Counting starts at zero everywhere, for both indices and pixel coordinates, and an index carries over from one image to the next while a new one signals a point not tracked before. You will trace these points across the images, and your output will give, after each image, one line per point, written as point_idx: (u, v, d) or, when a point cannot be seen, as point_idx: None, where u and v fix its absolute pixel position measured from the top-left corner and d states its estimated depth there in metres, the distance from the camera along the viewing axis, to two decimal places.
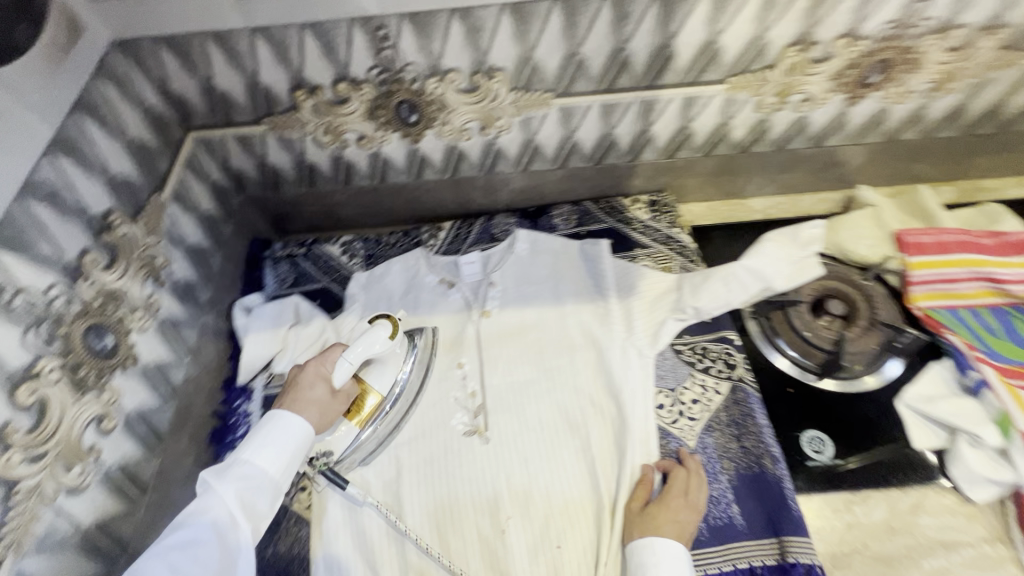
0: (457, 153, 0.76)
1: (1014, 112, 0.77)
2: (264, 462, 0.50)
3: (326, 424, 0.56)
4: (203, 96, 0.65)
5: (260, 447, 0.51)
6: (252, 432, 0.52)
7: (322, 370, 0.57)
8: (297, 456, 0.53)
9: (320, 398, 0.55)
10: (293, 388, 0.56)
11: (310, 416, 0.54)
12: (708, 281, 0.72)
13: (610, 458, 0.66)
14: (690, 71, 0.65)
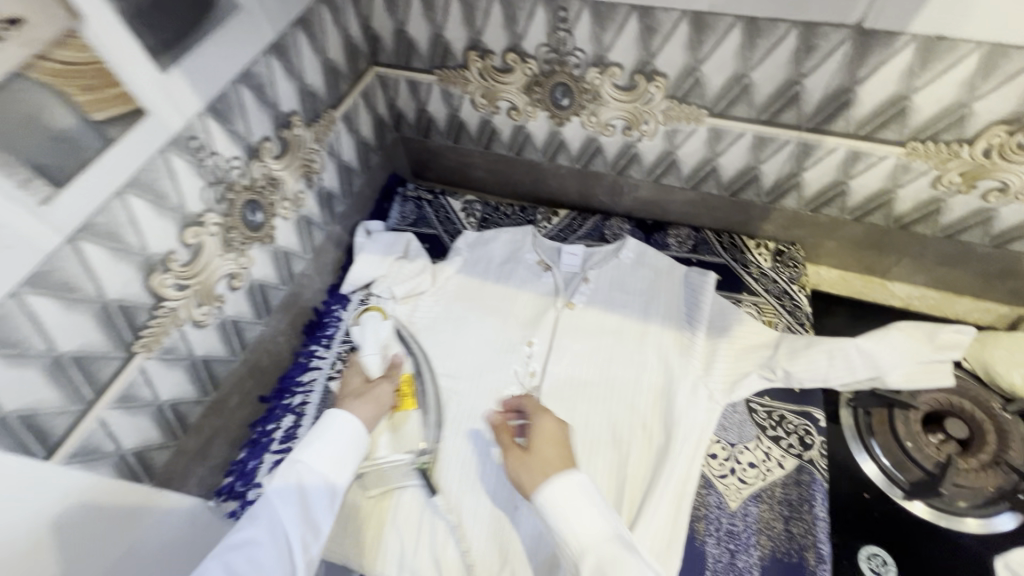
0: (595, 147, 0.77)
1: None
2: (317, 455, 0.56)
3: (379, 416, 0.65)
4: (394, 37, 0.73)
5: (311, 444, 0.57)
6: (302, 440, 0.58)
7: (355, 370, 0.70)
8: (348, 454, 0.58)
9: (359, 385, 0.68)
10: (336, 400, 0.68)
11: (356, 408, 0.63)
12: (810, 349, 0.67)
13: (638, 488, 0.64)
14: (866, 124, 0.60)
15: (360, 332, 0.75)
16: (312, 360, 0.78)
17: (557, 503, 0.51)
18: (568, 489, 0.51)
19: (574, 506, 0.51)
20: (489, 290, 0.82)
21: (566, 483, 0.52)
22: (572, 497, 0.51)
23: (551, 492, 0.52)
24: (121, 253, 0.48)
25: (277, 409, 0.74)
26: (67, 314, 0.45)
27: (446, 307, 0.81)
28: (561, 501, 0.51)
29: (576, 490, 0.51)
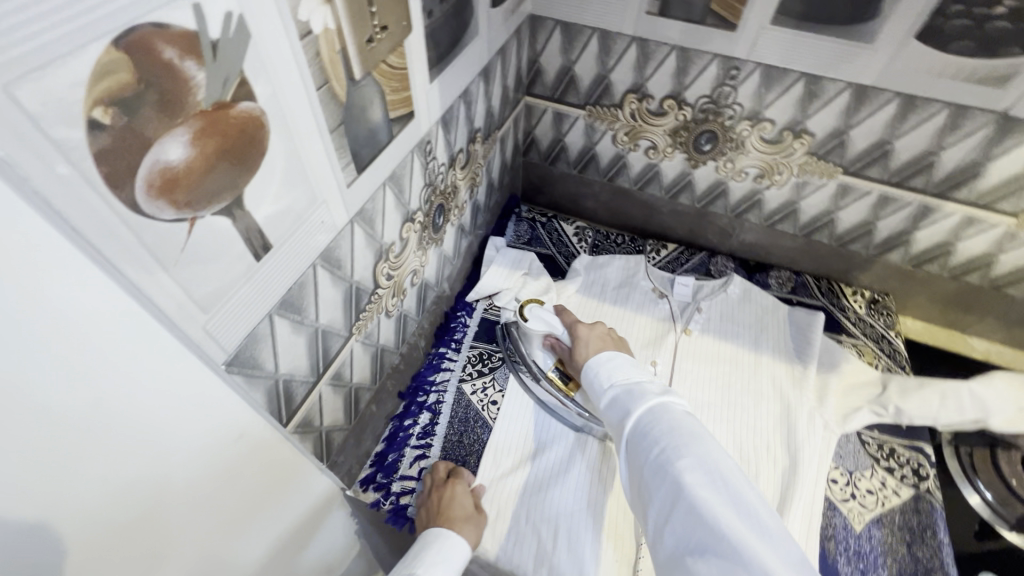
0: (721, 190, 0.85)
1: None
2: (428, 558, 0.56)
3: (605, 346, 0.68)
4: (557, 73, 0.80)
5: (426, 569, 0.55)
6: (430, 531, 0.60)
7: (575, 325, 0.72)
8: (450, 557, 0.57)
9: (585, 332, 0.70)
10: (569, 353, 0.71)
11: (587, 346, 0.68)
12: (921, 389, 0.74)
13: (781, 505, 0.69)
14: (988, 194, 0.69)
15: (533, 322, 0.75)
16: (443, 361, 0.81)
17: (602, 365, 0.62)
18: (650, 403, 0.53)
19: (628, 387, 0.57)
20: (609, 311, 0.87)
21: (614, 357, 0.62)
22: (607, 361, 0.62)
23: (597, 360, 0.63)
24: (370, 239, 0.52)
25: (413, 405, 0.77)
26: (331, 290, 0.49)
27: None
28: (619, 375, 0.60)
29: (628, 366, 0.61)
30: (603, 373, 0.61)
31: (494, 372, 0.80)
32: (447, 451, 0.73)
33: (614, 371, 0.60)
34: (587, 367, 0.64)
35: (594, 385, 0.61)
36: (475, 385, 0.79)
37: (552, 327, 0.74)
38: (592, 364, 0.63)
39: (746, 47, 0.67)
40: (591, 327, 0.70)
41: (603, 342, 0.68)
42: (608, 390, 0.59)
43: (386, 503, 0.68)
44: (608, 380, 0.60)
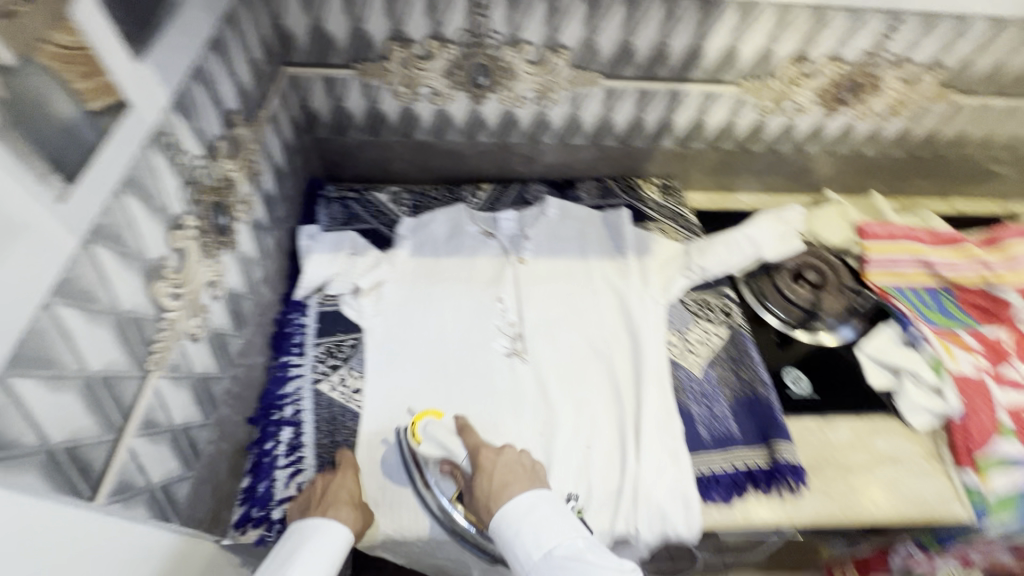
0: (511, 119, 0.88)
1: (944, 141, 0.96)
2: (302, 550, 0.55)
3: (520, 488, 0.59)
4: (310, 35, 0.75)
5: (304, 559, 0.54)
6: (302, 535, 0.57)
7: (477, 448, 0.63)
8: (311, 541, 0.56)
9: (491, 458, 0.62)
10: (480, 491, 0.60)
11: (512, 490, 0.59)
12: (712, 245, 0.87)
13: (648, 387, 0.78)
14: (713, 70, 0.82)
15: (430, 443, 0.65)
16: (290, 370, 0.75)
17: (517, 519, 0.56)
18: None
19: (557, 567, 0.53)
20: (445, 265, 0.87)
21: (538, 504, 0.57)
22: (530, 512, 0.56)
23: (516, 505, 0.57)
24: (126, 258, 0.44)
25: (269, 426, 0.70)
26: (92, 328, 0.41)
27: (410, 288, 0.84)
28: (552, 541, 0.54)
29: (556, 518, 0.56)
30: (526, 536, 0.55)
31: (348, 361, 0.76)
32: (322, 456, 0.68)
33: (539, 530, 0.55)
34: (502, 520, 0.57)
35: (514, 548, 0.55)
36: (333, 380, 0.75)
37: (448, 451, 0.64)
38: (508, 517, 0.57)
39: None
40: (498, 452, 0.63)
41: (510, 470, 0.61)
42: (541, 564, 0.53)
43: (273, 534, 0.63)
44: (539, 546, 0.54)
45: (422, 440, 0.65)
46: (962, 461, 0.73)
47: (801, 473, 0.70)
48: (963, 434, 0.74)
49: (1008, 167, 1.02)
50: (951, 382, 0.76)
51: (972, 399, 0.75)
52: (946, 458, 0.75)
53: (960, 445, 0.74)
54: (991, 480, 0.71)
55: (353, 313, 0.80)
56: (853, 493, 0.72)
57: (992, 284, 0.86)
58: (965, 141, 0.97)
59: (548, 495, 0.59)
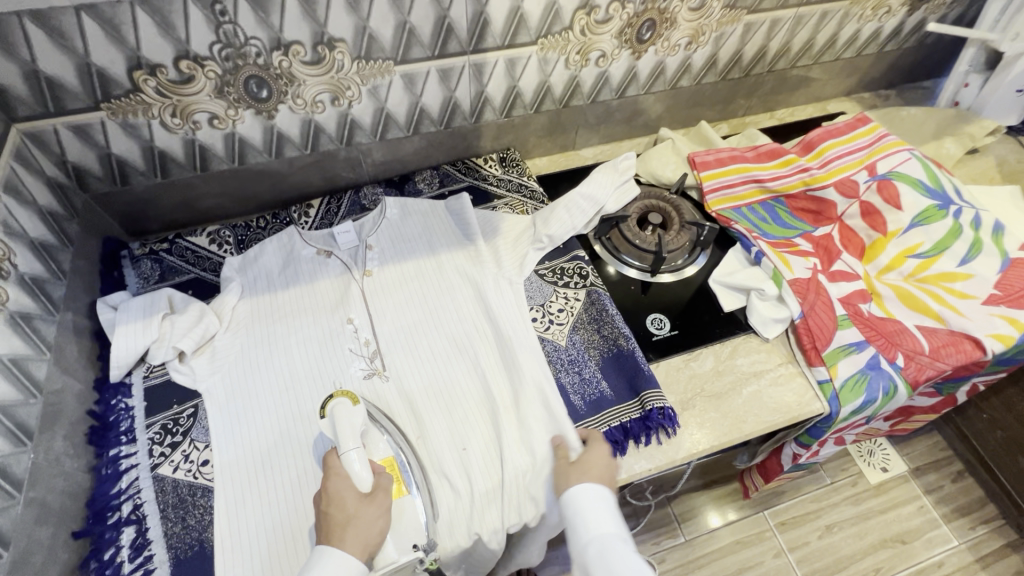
0: (314, 127, 0.81)
1: (750, 59, 1.00)
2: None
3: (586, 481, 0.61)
4: (27, 83, 0.63)
5: None
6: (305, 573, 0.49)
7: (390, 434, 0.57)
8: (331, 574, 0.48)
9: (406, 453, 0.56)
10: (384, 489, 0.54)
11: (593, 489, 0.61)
12: (554, 212, 0.86)
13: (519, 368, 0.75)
14: (506, 35, 0.78)
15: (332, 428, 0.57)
16: (120, 464, 0.66)
17: (586, 502, 0.60)
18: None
19: (611, 547, 0.56)
20: (285, 299, 0.80)
21: (593, 497, 0.60)
22: (596, 503, 0.59)
23: (581, 489, 0.61)
24: None
25: (106, 532, 0.61)
26: None
27: (248, 334, 0.76)
28: (604, 528, 0.58)
29: (614, 513, 0.60)
30: (586, 520, 0.59)
31: (188, 434, 0.68)
32: (175, 548, 0.61)
33: (605, 521, 0.59)
34: (568, 501, 0.61)
35: (575, 526, 0.59)
36: (174, 460, 0.66)
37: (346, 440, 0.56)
38: (575, 497, 0.60)
39: None
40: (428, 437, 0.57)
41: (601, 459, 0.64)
42: (593, 548, 0.57)
43: None
44: (593, 528, 0.58)
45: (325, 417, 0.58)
46: (814, 361, 0.77)
47: (671, 416, 0.71)
48: (809, 335, 0.78)
49: (813, 71, 1.08)
50: (789, 291, 0.80)
51: (811, 301, 0.80)
52: (800, 359, 0.80)
53: (808, 345, 0.78)
54: (838, 370, 0.76)
55: (186, 378, 0.72)
56: (724, 418, 0.74)
57: (810, 187, 0.91)
58: (768, 55, 1.00)
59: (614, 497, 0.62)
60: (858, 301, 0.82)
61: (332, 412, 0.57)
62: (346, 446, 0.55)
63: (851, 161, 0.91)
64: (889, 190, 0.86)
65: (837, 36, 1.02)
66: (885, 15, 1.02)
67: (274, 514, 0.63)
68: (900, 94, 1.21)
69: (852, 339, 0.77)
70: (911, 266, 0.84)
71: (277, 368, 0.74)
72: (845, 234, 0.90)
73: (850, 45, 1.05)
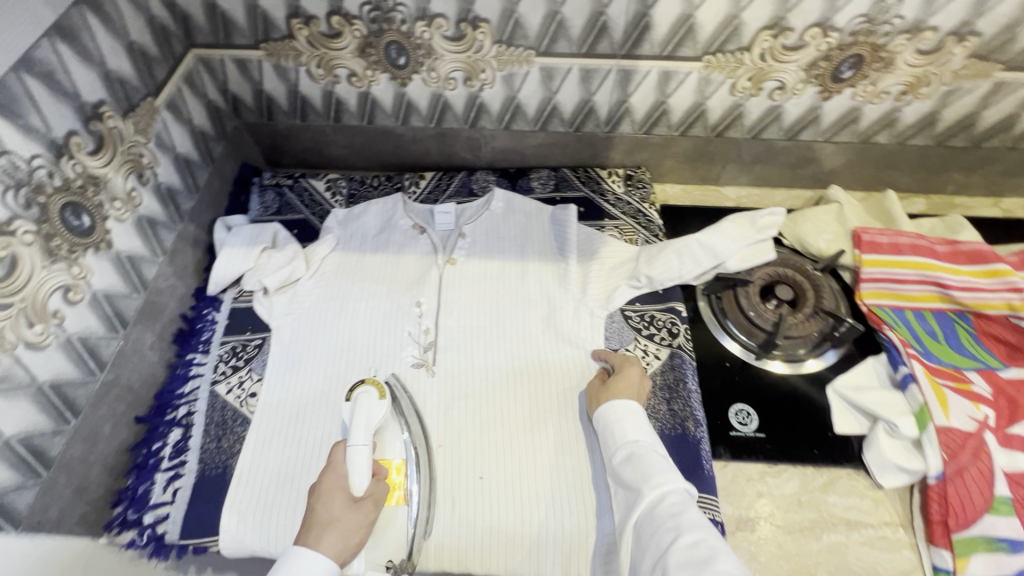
0: (443, 102, 0.79)
1: (986, 128, 0.76)
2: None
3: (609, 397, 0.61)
4: (206, 13, 0.69)
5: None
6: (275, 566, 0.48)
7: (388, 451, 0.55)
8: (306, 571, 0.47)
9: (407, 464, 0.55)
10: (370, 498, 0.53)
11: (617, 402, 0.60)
12: (662, 253, 0.75)
13: (569, 411, 0.69)
14: (667, 44, 0.68)
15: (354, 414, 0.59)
16: (190, 369, 0.73)
17: (619, 412, 0.58)
18: (669, 476, 0.50)
19: (643, 450, 0.54)
20: (370, 263, 0.82)
21: (622, 407, 0.59)
22: (625, 414, 0.58)
23: (614, 406, 0.59)
24: None
25: (160, 426, 0.69)
26: None
27: (327, 287, 0.79)
28: (633, 434, 0.56)
29: (645, 423, 0.57)
30: (620, 428, 0.57)
31: (249, 363, 0.74)
32: (204, 463, 0.66)
33: (638, 427, 0.57)
34: (602, 412, 0.60)
35: (609, 434, 0.58)
36: (231, 382, 0.72)
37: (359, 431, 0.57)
38: (608, 409, 0.59)
39: None
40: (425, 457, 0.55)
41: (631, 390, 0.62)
42: (621, 449, 0.56)
43: (142, 540, 0.62)
44: (626, 434, 0.56)
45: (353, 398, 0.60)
46: (936, 540, 0.60)
47: (717, 533, 0.59)
48: (942, 505, 0.60)
49: None
50: (934, 440, 0.62)
51: (961, 463, 0.60)
52: (918, 529, 0.62)
53: (935, 516, 0.60)
54: (967, 564, 0.57)
55: (263, 310, 0.77)
56: (785, 560, 0.60)
57: (1017, 314, 0.69)
58: (1015, 128, 0.76)
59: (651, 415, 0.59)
60: None
61: (356, 398, 0.60)
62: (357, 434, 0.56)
63: None
64: None
65: None
66: None
67: (291, 467, 0.65)
68: None
69: (1004, 533, 0.57)
70: None
71: (342, 330, 0.76)
72: None
73: None
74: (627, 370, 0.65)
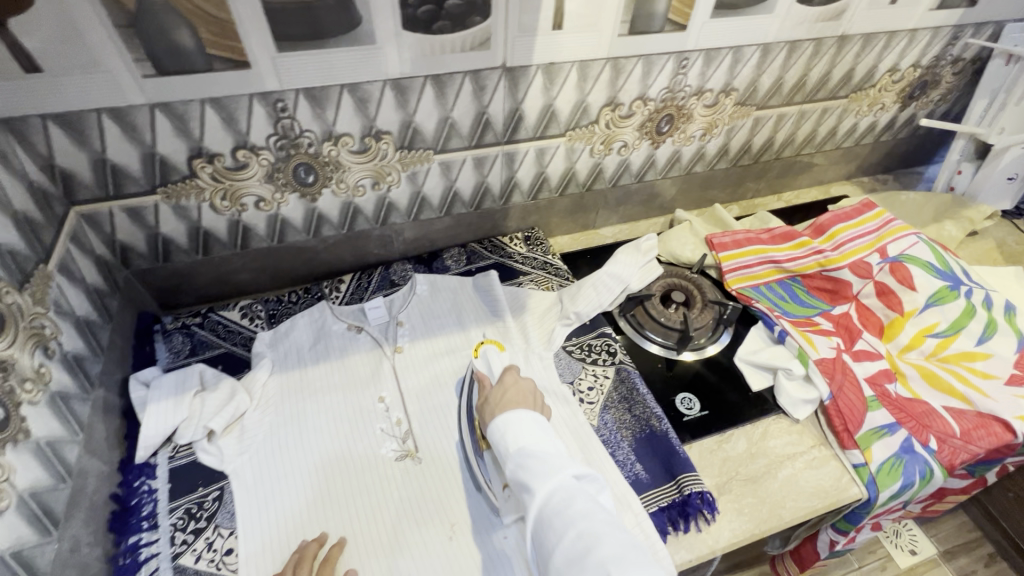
0: (353, 209, 0.85)
1: (758, 148, 1.07)
2: None
3: (501, 406, 0.65)
4: (93, 170, 0.67)
5: None
6: None
7: (522, 387, 0.67)
8: None
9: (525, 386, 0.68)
10: (498, 402, 0.66)
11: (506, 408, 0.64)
12: (582, 289, 0.88)
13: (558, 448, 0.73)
14: (538, 127, 0.84)
15: (482, 364, 0.76)
16: (140, 553, 0.63)
17: (504, 423, 0.61)
18: (551, 479, 0.54)
19: (527, 459, 0.57)
20: (315, 374, 0.80)
21: (514, 415, 0.61)
22: (522, 425, 0.60)
23: (501, 420, 0.62)
24: None
25: None
26: None
27: (278, 412, 0.75)
28: (524, 445, 0.58)
29: (535, 430, 0.60)
30: (504, 438, 0.60)
31: (213, 519, 0.66)
32: None
33: (521, 434, 0.60)
34: (492, 427, 0.62)
35: (498, 446, 0.60)
36: (197, 548, 0.63)
37: (491, 372, 0.74)
38: (498, 422, 0.62)
39: (274, 79, 0.65)
40: (516, 377, 0.69)
41: (520, 395, 0.66)
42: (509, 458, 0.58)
43: None
44: (512, 444, 0.59)
45: (478, 357, 0.77)
46: (847, 444, 0.77)
47: (710, 501, 0.70)
48: (840, 416, 0.78)
49: (816, 158, 1.15)
50: (817, 370, 0.81)
51: (839, 381, 0.80)
52: (833, 442, 0.79)
53: (840, 427, 0.78)
54: (872, 453, 0.75)
55: (213, 460, 0.70)
56: (762, 504, 0.72)
57: (827, 267, 0.95)
58: (775, 145, 1.07)
59: (539, 417, 0.62)
60: (885, 381, 0.82)
61: (483, 353, 0.78)
62: (493, 376, 0.72)
63: (863, 244, 0.95)
64: (901, 271, 0.89)
65: (837, 128, 1.10)
66: (880, 111, 1.10)
67: None
68: (896, 180, 1.28)
69: (883, 421, 0.77)
70: (932, 345, 0.85)
71: (311, 449, 0.72)
72: (864, 313, 0.92)
73: (848, 135, 1.14)
74: (507, 379, 0.69)
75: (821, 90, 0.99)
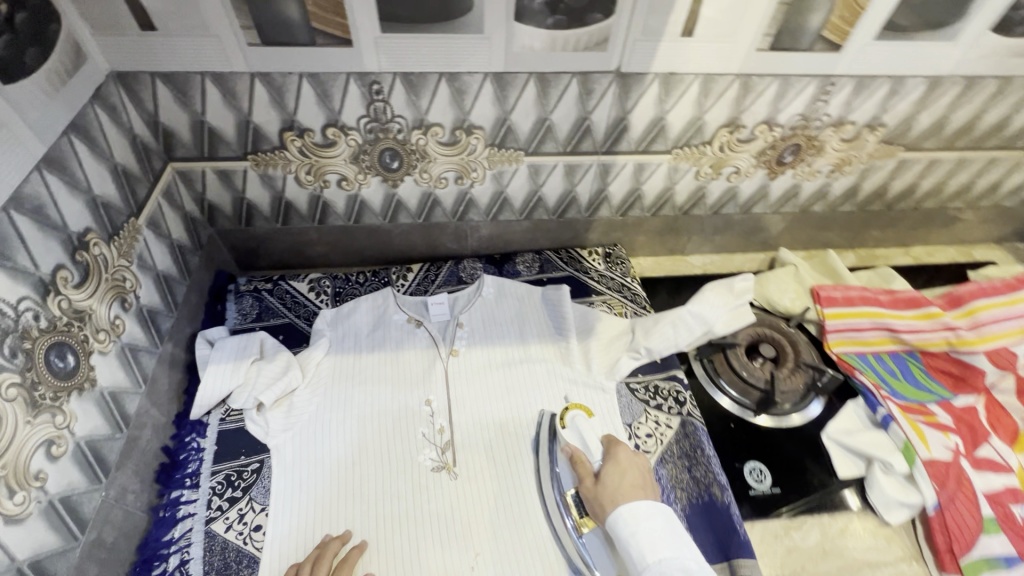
0: (432, 200, 0.82)
1: (895, 194, 0.92)
2: None
3: (620, 496, 0.60)
4: (191, 131, 0.67)
5: None
6: None
7: (637, 465, 0.64)
8: None
9: (639, 466, 0.64)
10: (610, 489, 0.61)
11: (628, 496, 0.59)
12: (658, 325, 0.80)
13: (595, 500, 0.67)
14: (642, 141, 0.76)
15: (575, 433, 0.70)
16: (178, 510, 0.64)
17: (636, 524, 0.56)
18: None
19: (673, 575, 0.52)
20: (367, 363, 0.79)
21: (648, 512, 0.57)
22: (650, 527, 0.56)
23: (633, 513, 0.57)
24: None
25: None
26: None
27: (326, 395, 0.74)
28: (661, 555, 0.54)
29: (666, 533, 0.56)
30: (639, 545, 0.55)
31: (248, 492, 0.66)
32: None
33: (657, 542, 0.55)
34: (614, 521, 0.58)
35: (629, 550, 0.55)
36: (229, 518, 0.64)
37: (590, 449, 0.68)
38: (623, 520, 0.57)
39: (373, 60, 0.62)
40: (632, 456, 0.65)
41: (640, 479, 0.62)
42: (647, 568, 0.53)
43: None
44: (648, 553, 0.54)
45: (567, 424, 0.70)
46: (947, 567, 0.65)
47: None
48: (944, 533, 0.66)
49: (964, 213, 0.98)
50: (924, 472, 0.69)
51: (951, 490, 0.67)
52: (929, 559, 0.68)
53: (942, 546, 0.66)
54: None
55: (259, 430, 0.71)
56: None
57: (957, 349, 0.80)
58: (916, 193, 0.92)
59: (664, 508, 0.59)
60: (1010, 501, 0.68)
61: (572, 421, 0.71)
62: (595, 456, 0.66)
63: (1011, 328, 0.79)
64: None
65: (1001, 183, 0.92)
66: None
67: None
68: None
69: (1000, 551, 0.64)
70: None
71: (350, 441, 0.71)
72: (994, 410, 0.77)
73: (1013, 193, 0.95)
74: (619, 458, 0.64)
75: (992, 137, 0.82)
